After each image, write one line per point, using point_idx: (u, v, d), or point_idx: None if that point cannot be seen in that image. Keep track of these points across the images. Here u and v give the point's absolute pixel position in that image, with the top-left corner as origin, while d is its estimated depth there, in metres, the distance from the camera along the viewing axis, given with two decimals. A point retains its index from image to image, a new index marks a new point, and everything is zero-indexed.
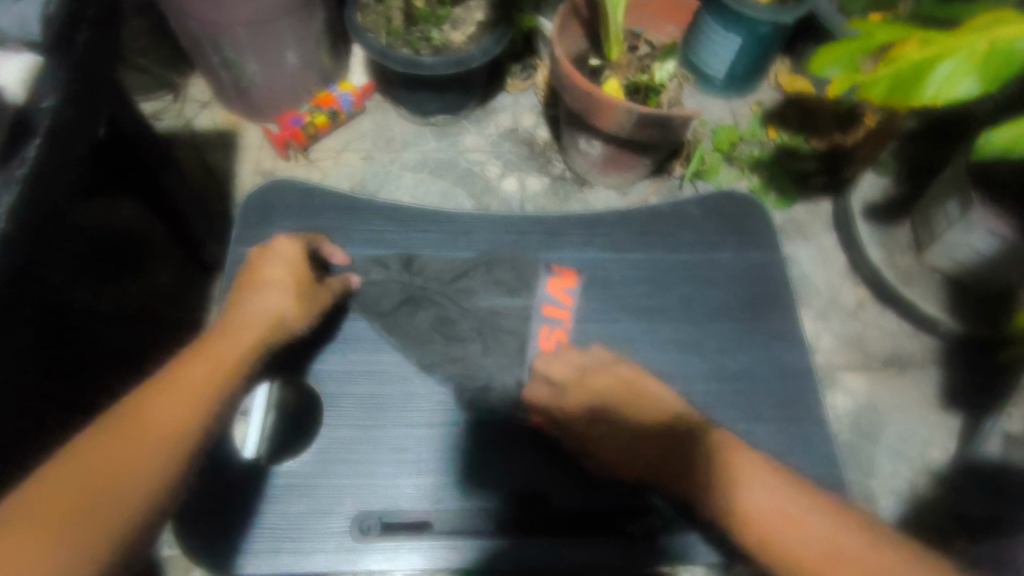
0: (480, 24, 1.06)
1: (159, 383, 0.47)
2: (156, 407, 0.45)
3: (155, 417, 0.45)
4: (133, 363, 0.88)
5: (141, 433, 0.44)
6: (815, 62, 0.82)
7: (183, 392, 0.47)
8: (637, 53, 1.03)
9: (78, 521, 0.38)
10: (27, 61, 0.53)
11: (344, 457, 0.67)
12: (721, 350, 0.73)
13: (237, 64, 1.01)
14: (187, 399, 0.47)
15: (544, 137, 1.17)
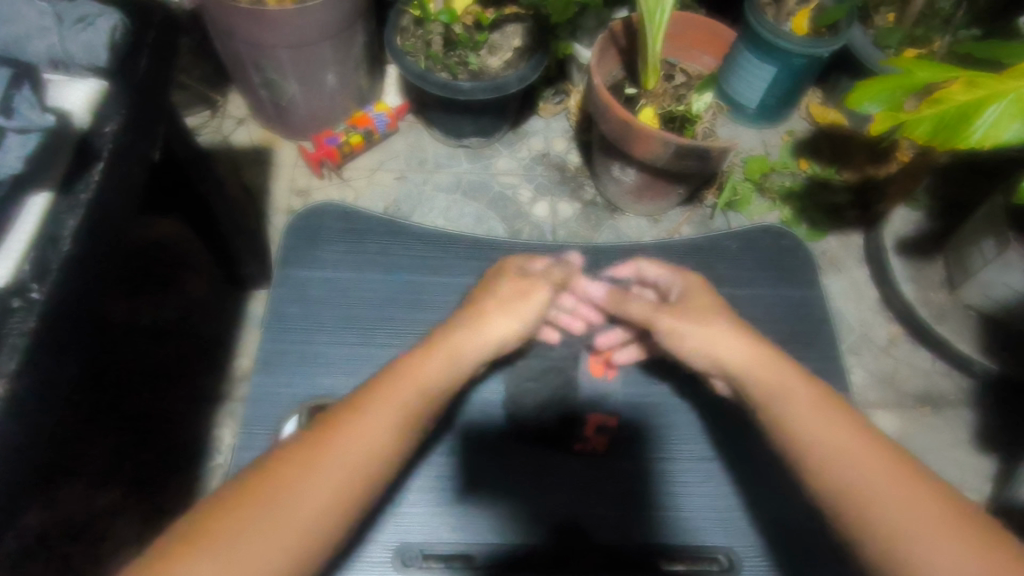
0: (518, 51, 1.07)
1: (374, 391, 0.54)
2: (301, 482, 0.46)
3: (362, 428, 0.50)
4: (170, 380, 0.89)
5: (349, 441, 0.49)
6: (853, 98, 0.82)
7: (332, 467, 0.48)
8: (673, 83, 1.04)
9: (273, 514, 0.44)
10: (90, 86, 0.54)
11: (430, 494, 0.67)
12: None
13: (278, 84, 1.02)
14: (337, 475, 0.48)
15: (576, 162, 1.18)
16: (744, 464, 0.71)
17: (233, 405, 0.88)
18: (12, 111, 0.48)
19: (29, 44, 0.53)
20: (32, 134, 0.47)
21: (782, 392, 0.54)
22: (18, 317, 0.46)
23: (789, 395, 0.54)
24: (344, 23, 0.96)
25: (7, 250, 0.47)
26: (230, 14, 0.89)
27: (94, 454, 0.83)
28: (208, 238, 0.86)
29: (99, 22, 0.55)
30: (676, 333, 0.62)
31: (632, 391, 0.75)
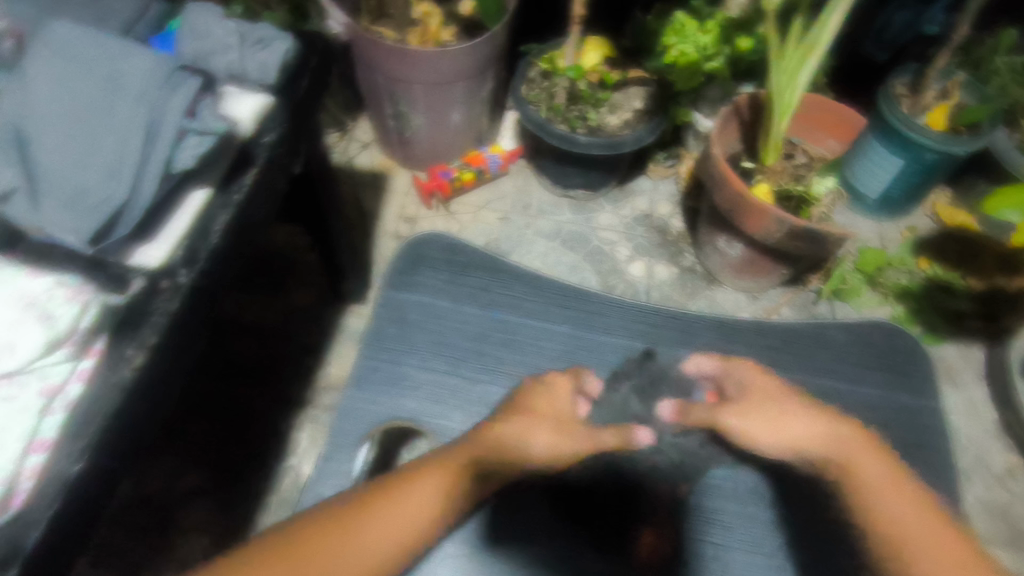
0: (638, 112, 1.09)
1: (402, 488, 0.54)
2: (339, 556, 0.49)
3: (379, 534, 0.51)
4: (262, 377, 0.93)
5: (370, 535, 0.50)
6: (991, 203, 0.76)
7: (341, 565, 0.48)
8: (793, 163, 1.02)
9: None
10: (259, 101, 0.60)
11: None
12: None
13: (406, 117, 1.09)
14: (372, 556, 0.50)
15: (678, 228, 1.17)
16: None
17: (315, 413, 0.91)
18: (195, 114, 0.52)
19: (213, 58, 0.59)
20: (207, 137, 0.52)
21: (870, 481, 0.58)
22: (164, 296, 0.50)
23: (871, 475, 0.58)
24: (478, 68, 1.02)
25: (167, 236, 0.52)
26: (377, 50, 0.97)
27: (185, 435, 0.88)
28: (320, 250, 0.91)
29: (274, 44, 0.61)
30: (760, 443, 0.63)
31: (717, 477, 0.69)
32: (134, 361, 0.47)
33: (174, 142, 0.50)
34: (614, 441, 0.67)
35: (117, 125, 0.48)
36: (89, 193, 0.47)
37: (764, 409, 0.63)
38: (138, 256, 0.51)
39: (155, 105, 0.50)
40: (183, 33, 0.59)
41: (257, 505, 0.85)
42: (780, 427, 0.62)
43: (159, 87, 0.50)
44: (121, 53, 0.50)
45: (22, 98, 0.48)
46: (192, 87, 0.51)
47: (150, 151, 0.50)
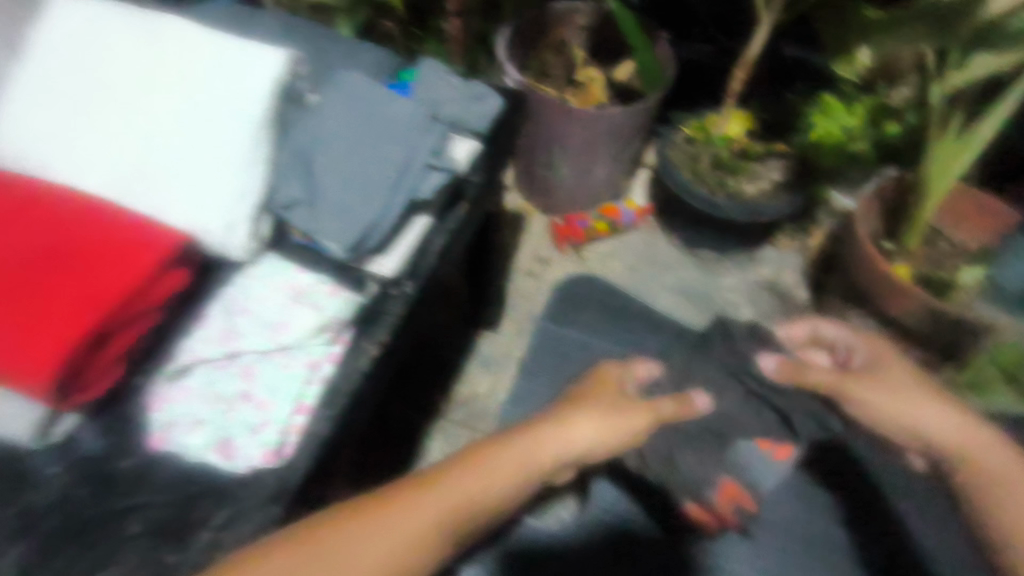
0: (776, 184, 1.14)
1: (447, 476, 0.48)
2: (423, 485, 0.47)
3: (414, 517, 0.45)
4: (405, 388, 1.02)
5: (394, 523, 0.44)
6: None
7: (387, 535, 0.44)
8: (934, 249, 1.03)
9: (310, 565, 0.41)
10: (471, 146, 0.70)
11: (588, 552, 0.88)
12: None
13: (555, 166, 1.18)
14: (446, 499, 0.47)
15: (803, 299, 1.18)
16: None
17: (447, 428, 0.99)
18: (438, 156, 0.63)
19: (442, 107, 0.69)
20: (443, 175, 0.62)
21: (994, 468, 0.58)
22: (394, 303, 0.60)
23: (984, 443, 0.60)
24: (630, 129, 1.10)
25: (396, 251, 0.61)
26: (544, 105, 1.08)
27: None
28: (474, 280, 1.00)
29: (489, 102, 0.71)
30: (875, 410, 0.64)
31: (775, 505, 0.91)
32: (370, 351, 0.56)
33: (422, 176, 0.61)
34: (675, 409, 0.66)
35: (384, 162, 0.59)
36: (354, 213, 0.57)
37: (906, 394, 0.63)
38: (373, 266, 0.60)
39: (414, 143, 0.61)
40: (419, 85, 0.70)
41: None
42: (899, 401, 0.63)
43: (419, 128, 0.61)
44: (397, 104, 0.61)
45: (316, 127, 0.60)
46: (439, 135, 0.62)
47: (404, 180, 0.60)
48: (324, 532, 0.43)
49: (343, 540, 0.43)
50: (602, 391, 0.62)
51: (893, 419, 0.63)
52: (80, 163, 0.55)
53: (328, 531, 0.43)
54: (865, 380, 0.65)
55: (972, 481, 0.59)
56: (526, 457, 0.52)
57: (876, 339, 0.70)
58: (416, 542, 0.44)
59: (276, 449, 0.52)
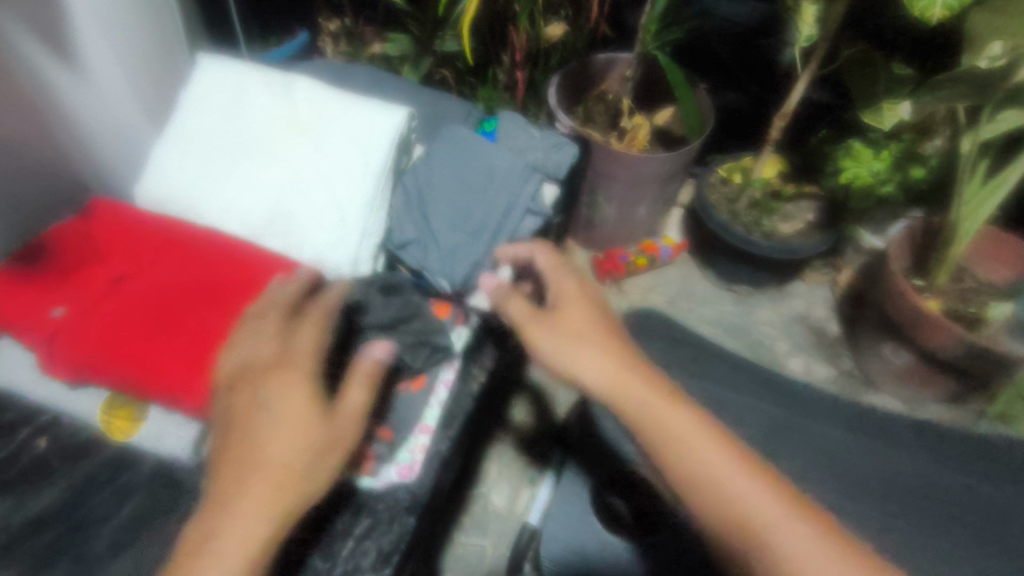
0: (808, 224, 1.21)
1: (215, 492, 0.44)
2: (245, 421, 0.48)
3: (230, 519, 0.43)
4: None
5: (233, 528, 0.42)
6: None
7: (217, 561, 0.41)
8: (962, 285, 1.09)
9: None
10: (555, 191, 0.80)
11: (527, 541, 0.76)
12: None
13: (598, 205, 1.26)
14: (283, 428, 0.47)
15: (835, 332, 1.25)
16: None
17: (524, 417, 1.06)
18: (533, 202, 0.75)
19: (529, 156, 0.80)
20: (537, 219, 0.76)
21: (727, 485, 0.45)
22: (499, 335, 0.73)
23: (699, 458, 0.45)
24: (672, 172, 1.18)
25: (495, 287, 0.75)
26: (592, 150, 1.16)
27: None
28: None
29: (566, 149, 0.81)
30: (545, 359, 0.53)
31: None
32: (477, 376, 0.70)
33: (521, 221, 0.74)
34: (551, 259, 0.61)
35: (485, 209, 0.73)
36: (462, 253, 0.71)
37: (563, 324, 0.54)
38: (477, 298, 0.72)
39: (515, 195, 0.74)
40: (504, 135, 0.81)
41: (455, 525, 0.95)
42: (661, 411, 0.48)
43: (518, 181, 0.74)
44: (494, 155, 0.75)
45: (428, 179, 0.74)
46: (534, 185, 0.75)
47: (505, 223, 0.73)
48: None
49: (235, 488, 0.44)
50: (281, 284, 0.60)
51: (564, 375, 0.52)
52: (222, 208, 0.69)
53: None
54: (549, 323, 0.55)
55: (728, 543, 0.44)
56: (286, 420, 0.48)
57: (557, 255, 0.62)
58: (251, 540, 0.42)
59: (409, 464, 0.62)
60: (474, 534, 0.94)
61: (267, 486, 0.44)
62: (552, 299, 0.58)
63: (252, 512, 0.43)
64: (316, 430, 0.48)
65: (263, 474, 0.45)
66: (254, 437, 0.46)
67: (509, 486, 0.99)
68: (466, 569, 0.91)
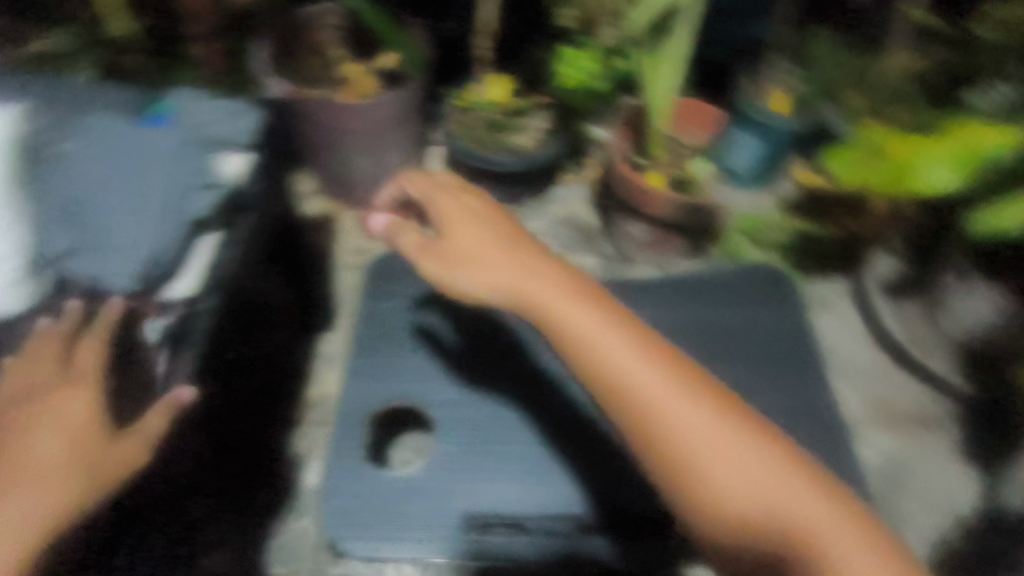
0: (544, 131, 1.29)
1: (8, 454, 0.60)
2: (18, 458, 0.60)
3: (34, 454, 0.60)
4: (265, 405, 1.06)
5: (26, 493, 0.58)
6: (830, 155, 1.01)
7: (20, 492, 0.58)
8: (675, 154, 1.25)
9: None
10: (241, 160, 0.82)
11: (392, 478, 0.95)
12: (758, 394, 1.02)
13: (347, 161, 1.24)
14: (56, 440, 0.61)
15: (594, 223, 1.36)
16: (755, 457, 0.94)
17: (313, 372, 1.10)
18: (209, 174, 0.78)
19: (207, 128, 0.80)
20: (218, 191, 0.78)
21: (608, 350, 0.59)
22: (201, 316, 0.74)
23: (612, 349, 0.59)
24: (406, 111, 1.20)
25: (191, 272, 0.76)
26: (318, 106, 1.13)
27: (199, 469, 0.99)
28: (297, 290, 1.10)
29: (247, 115, 0.83)
30: (477, 288, 0.66)
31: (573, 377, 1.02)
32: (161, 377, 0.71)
33: (203, 197, 0.76)
34: (453, 196, 0.73)
35: (158, 196, 0.73)
36: (139, 248, 0.71)
37: (489, 255, 0.66)
38: (172, 291, 0.74)
39: (179, 175, 0.75)
40: (185, 115, 0.80)
41: (276, 514, 0.97)
42: (565, 310, 0.61)
43: (184, 158, 0.76)
44: (162, 145, 0.75)
45: (84, 181, 0.72)
46: (202, 158, 0.78)
47: (189, 206, 0.75)
48: None
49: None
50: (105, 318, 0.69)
51: (490, 288, 0.65)
52: None
53: None
54: (440, 243, 0.69)
55: (634, 435, 0.58)
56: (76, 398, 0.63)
57: (489, 206, 0.72)
58: (67, 485, 0.59)
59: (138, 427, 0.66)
60: (297, 514, 0.97)
61: (64, 444, 0.61)
62: (440, 230, 0.71)
63: (60, 451, 0.60)
64: (92, 411, 0.63)
65: (43, 435, 0.61)
66: (14, 480, 0.58)
67: (319, 461, 1.02)
68: (291, 551, 0.94)
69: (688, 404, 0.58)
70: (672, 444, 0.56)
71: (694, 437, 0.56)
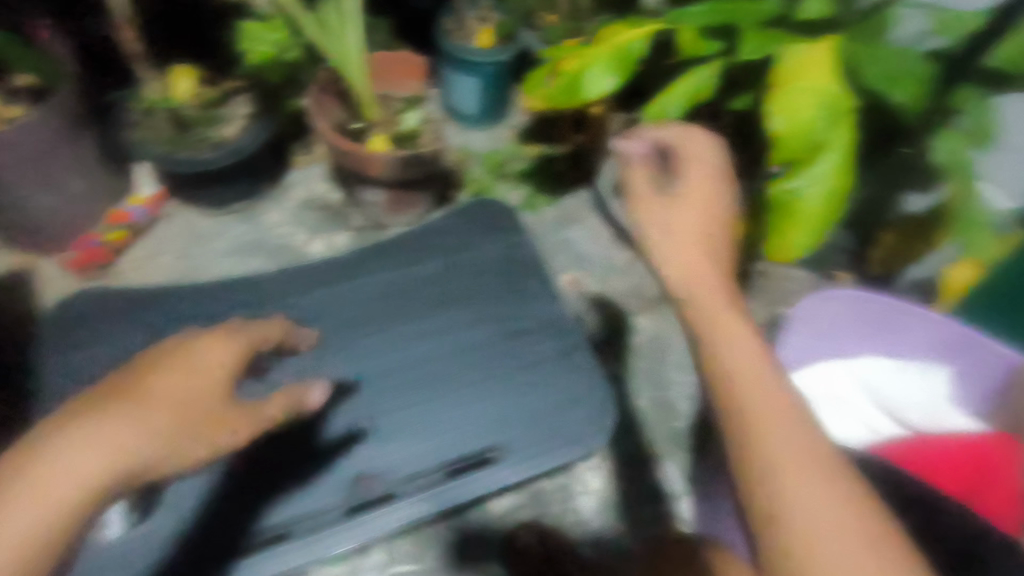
0: (247, 117, 1.19)
1: (47, 440, 0.56)
2: (143, 384, 0.61)
3: (54, 475, 0.55)
4: None
5: (74, 461, 0.56)
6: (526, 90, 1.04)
7: (61, 479, 0.55)
8: (390, 111, 1.23)
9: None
10: None
11: (337, 473, 0.94)
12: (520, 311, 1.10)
13: (15, 204, 1.07)
14: (82, 454, 0.56)
15: (339, 199, 1.30)
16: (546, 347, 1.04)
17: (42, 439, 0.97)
18: None
19: None
20: None
21: (661, 247, 0.63)
22: None
23: (669, 260, 0.62)
24: (65, 131, 1.04)
25: None
26: None
27: None
28: None
29: None
30: (658, 246, 0.64)
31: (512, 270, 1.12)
32: None
33: None
34: (686, 144, 0.70)
35: None
36: None
37: (657, 214, 0.65)
38: None
39: None
40: None
41: None
42: (675, 221, 0.64)
43: None
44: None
45: None
46: None
47: None
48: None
49: (79, 424, 0.57)
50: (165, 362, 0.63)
51: (695, 227, 0.63)
52: None
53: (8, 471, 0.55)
54: (665, 206, 0.65)
55: (715, 384, 0.54)
56: (125, 397, 0.60)
57: (644, 172, 0.69)
58: (71, 500, 0.55)
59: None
60: None
61: (62, 471, 0.55)
62: (661, 157, 0.71)
63: (98, 458, 0.56)
64: (195, 385, 0.63)
65: (127, 426, 0.58)
66: (148, 387, 0.61)
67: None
68: None
69: (732, 341, 0.56)
70: (721, 379, 0.54)
71: (712, 345, 0.56)
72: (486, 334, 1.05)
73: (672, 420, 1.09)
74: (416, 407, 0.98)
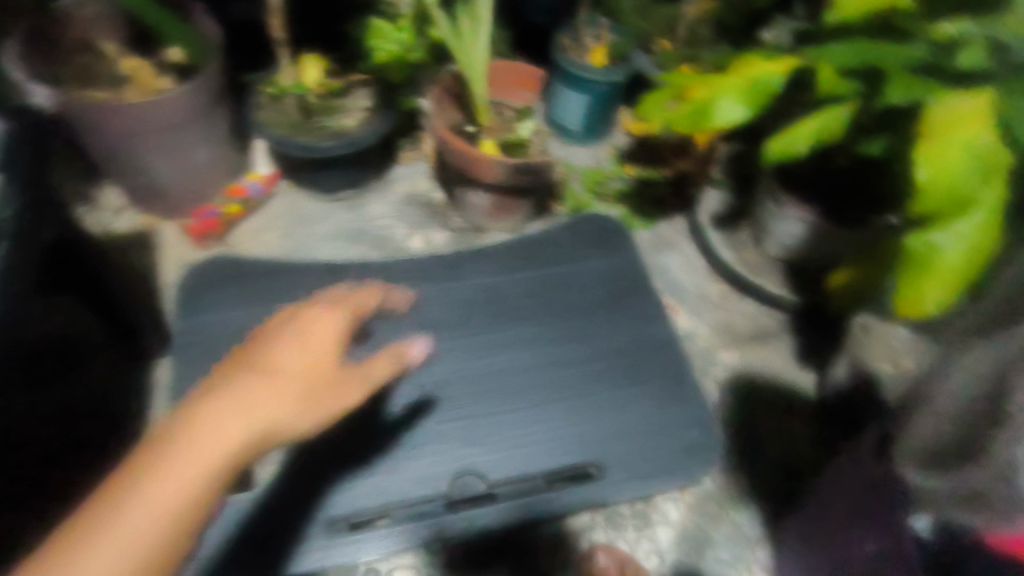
0: (367, 110, 1.24)
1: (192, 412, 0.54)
2: (269, 358, 0.61)
3: (207, 433, 0.53)
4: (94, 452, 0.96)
5: (215, 425, 0.54)
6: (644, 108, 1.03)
7: (192, 462, 0.52)
8: (504, 118, 1.26)
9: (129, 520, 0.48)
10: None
11: (434, 449, 0.98)
12: (608, 322, 1.13)
13: (153, 170, 1.13)
14: (232, 422, 0.54)
15: (440, 199, 1.32)
16: (629, 366, 1.08)
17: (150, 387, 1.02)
18: None
19: None
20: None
21: None
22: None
23: None
24: (203, 107, 1.09)
25: None
26: (98, 112, 1.01)
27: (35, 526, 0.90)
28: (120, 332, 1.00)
29: None
30: None
31: (597, 281, 1.17)
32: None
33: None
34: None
35: None
36: None
37: None
38: None
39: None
40: None
41: None
42: None
43: None
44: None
45: None
46: None
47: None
48: (160, 442, 0.52)
49: (107, 508, 0.48)
50: (314, 338, 0.64)
51: None
52: None
53: (151, 448, 0.52)
54: None
55: None
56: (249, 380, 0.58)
57: None
58: (196, 488, 0.51)
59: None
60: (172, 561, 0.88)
61: (211, 455, 0.52)
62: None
63: (235, 432, 0.54)
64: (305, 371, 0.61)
65: (229, 418, 0.54)
66: (283, 369, 0.60)
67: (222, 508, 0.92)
68: None
69: None
70: None
71: None
72: (593, 349, 1.10)
73: (756, 461, 1.06)
74: (521, 410, 1.02)
